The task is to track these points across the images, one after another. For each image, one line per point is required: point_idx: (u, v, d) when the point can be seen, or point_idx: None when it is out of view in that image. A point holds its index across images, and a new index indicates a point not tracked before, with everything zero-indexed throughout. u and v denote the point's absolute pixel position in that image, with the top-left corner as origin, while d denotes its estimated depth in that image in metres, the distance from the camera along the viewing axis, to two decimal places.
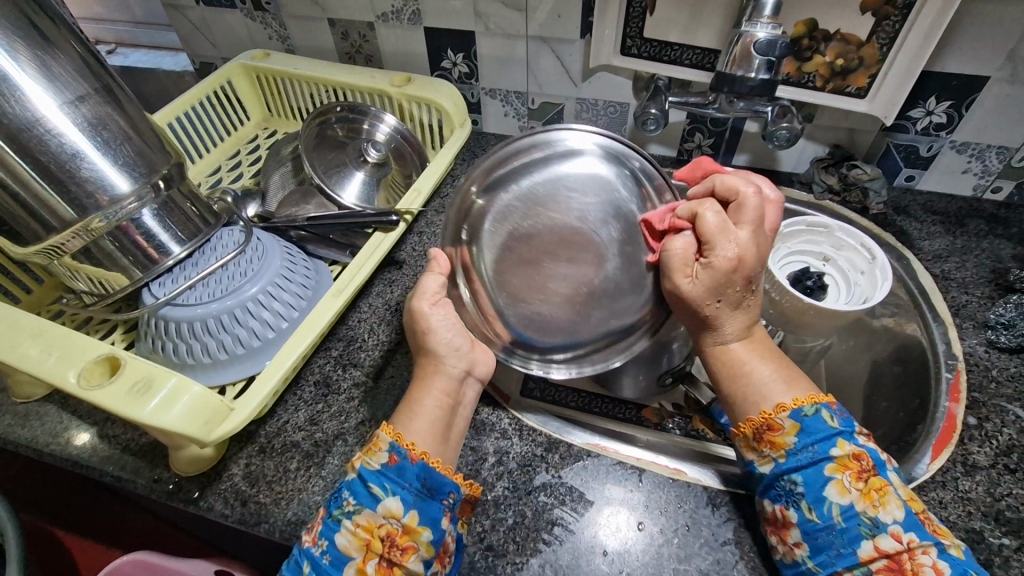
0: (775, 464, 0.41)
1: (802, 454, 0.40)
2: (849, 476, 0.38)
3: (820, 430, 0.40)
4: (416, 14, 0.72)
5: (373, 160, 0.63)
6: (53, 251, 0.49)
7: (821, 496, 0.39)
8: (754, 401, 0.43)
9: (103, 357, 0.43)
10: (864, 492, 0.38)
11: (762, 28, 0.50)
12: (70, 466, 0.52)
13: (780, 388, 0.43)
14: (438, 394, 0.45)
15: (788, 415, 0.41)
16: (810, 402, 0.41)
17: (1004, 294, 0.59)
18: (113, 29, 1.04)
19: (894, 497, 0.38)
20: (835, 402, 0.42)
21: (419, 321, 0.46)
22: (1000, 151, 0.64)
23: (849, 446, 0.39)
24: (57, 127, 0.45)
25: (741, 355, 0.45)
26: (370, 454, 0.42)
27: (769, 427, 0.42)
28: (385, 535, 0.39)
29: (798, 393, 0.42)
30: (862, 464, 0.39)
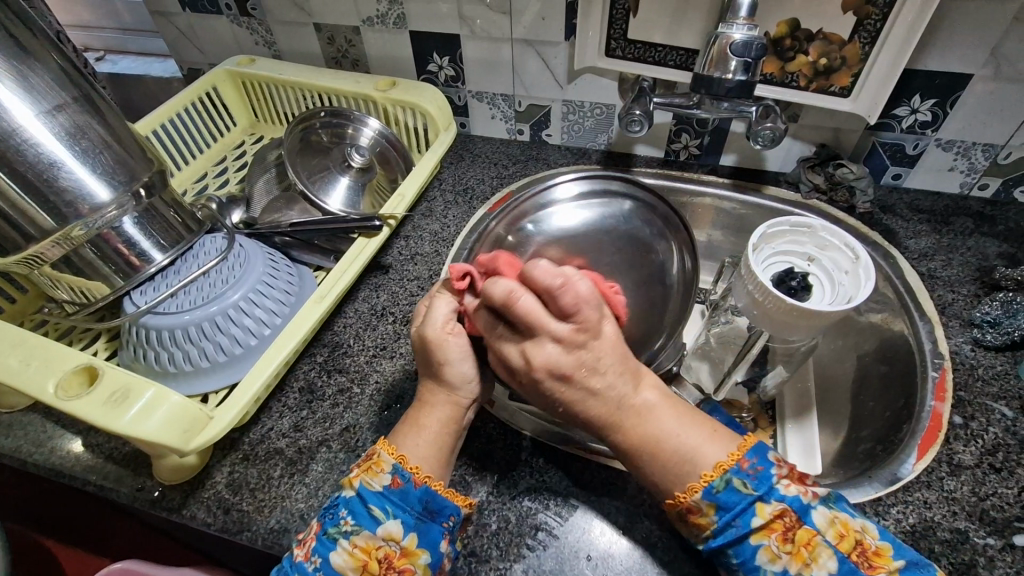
0: (706, 544, 0.39)
1: (727, 531, 0.38)
2: (775, 540, 0.38)
3: (735, 502, 0.38)
4: (401, 18, 0.72)
5: (358, 164, 0.64)
6: (33, 260, 0.48)
7: (755, 566, 0.38)
8: (681, 469, 0.40)
9: (81, 367, 0.42)
10: (794, 553, 0.37)
11: (738, 29, 0.50)
12: (54, 476, 0.52)
13: (708, 449, 0.40)
14: (443, 419, 0.45)
15: (699, 497, 0.39)
16: (719, 474, 0.39)
17: (990, 292, 0.59)
18: (101, 36, 1.04)
19: (824, 548, 0.37)
20: (745, 459, 0.39)
21: (436, 353, 0.44)
22: (986, 148, 0.64)
23: (769, 509, 0.38)
24: (35, 136, 0.45)
25: (649, 437, 0.40)
26: (372, 475, 0.42)
27: (687, 511, 0.39)
28: (384, 557, 0.40)
29: (704, 465, 0.39)
30: (785, 523, 0.38)
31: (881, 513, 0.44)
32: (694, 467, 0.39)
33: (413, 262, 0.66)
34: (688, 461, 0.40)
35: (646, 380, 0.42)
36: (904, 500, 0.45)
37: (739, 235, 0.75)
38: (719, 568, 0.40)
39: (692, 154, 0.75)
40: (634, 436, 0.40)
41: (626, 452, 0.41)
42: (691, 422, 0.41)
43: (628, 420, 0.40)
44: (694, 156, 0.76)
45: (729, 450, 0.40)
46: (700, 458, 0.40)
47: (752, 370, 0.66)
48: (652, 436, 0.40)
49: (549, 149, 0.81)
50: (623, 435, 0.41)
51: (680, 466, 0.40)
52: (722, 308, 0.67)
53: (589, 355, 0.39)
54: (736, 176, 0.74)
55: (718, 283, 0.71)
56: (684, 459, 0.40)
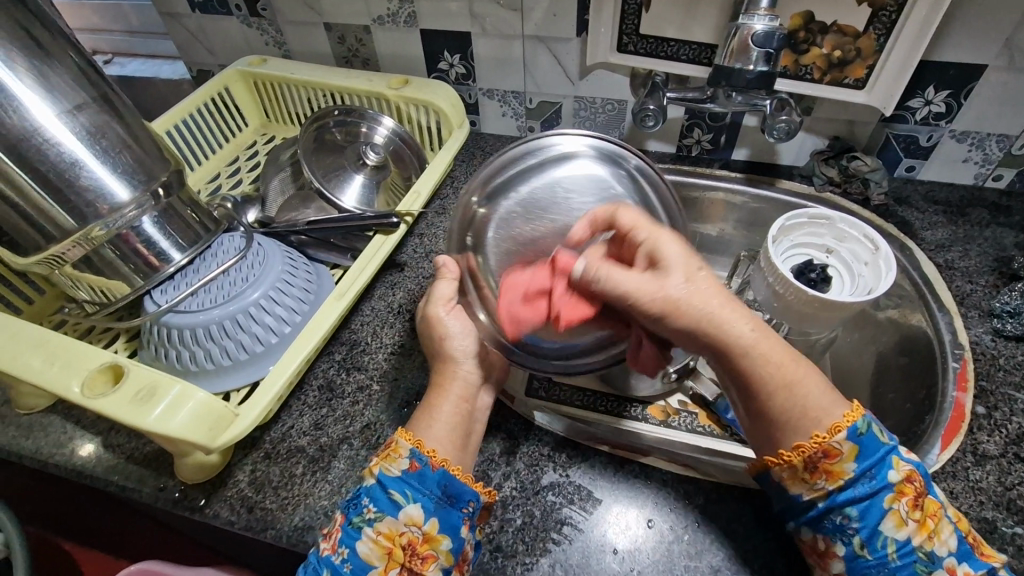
0: (828, 498, 0.38)
1: (863, 483, 0.37)
2: (905, 505, 0.37)
3: (878, 453, 0.37)
4: (412, 16, 0.72)
5: (372, 162, 0.64)
6: (54, 260, 0.49)
7: (877, 530, 0.37)
8: (809, 418, 0.38)
9: (106, 365, 0.42)
10: (921, 523, 0.37)
11: (759, 20, 0.50)
12: (75, 476, 0.52)
13: (811, 411, 0.38)
14: (455, 399, 0.46)
15: (846, 438, 0.37)
16: (863, 417, 0.38)
17: (1008, 283, 0.59)
18: (109, 39, 1.04)
19: (947, 523, 0.37)
20: (890, 420, 0.40)
21: (435, 327, 0.48)
22: (1001, 139, 0.64)
23: (904, 469, 0.37)
24: (55, 136, 0.45)
25: (782, 381, 0.38)
26: (390, 461, 0.41)
27: (825, 454, 0.37)
28: (407, 543, 0.40)
29: (835, 417, 0.38)
30: (916, 489, 0.37)
31: None
32: (822, 420, 0.38)
33: (429, 259, 0.66)
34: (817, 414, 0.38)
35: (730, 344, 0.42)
36: None
37: (752, 229, 0.75)
38: (820, 531, 0.38)
39: (704, 149, 0.75)
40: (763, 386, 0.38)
41: (764, 398, 0.38)
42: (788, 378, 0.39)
43: (753, 368, 0.38)
44: (706, 151, 0.76)
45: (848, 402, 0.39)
46: (828, 412, 0.38)
47: None
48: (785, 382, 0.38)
49: None
50: (760, 381, 0.38)
51: (812, 418, 0.38)
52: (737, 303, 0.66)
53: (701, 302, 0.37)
54: (749, 170, 0.74)
55: (732, 278, 0.71)
56: (814, 407, 0.38)
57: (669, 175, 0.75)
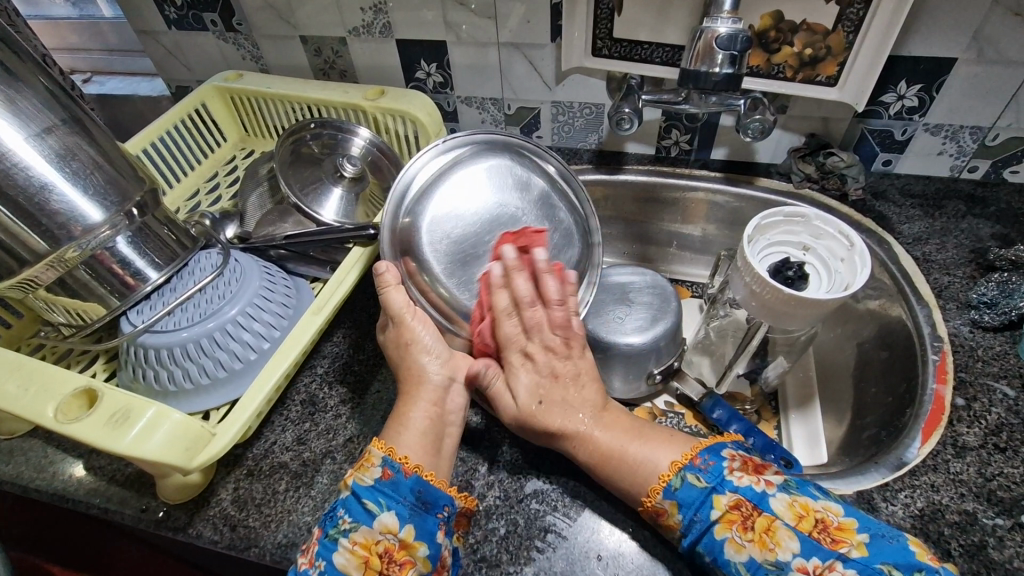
0: (683, 544, 0.42)
1: (693, 528, 0.41)
2: (737, 531, 0.40)
3: (694, 498, 0.41)
4: (387, 27, 0.72)
5: (349, 174, 0.63)
6: (28, 284, 0.48)
7: (725, 559, 0.40)
8: (636, 480, 0.43)
9: (80, 390, 0.42)
10: (755, 540, 0.39)
11: (723, 22, 0.50)
12: (57, 501, 0.52)
13: (656, 455, 0.44)
14: (425, 404, 0.47)
15: (662, 498, 0.42)
16: (675, 472, 0.43)
17: (986, 273, 0.59)
18: (87, 58, 1.04)
19: (783, 530, 0.39)
20: (698, 457, 0.43)
21: (404, 333, 0.49)
22: (974, 130, 0.64)
23: (724, 500, 0.41)
24: (26, 160, 0.45)
25: (609, 446, 0.45)
26: (363, 471, 0.42)
27: (656, 514, 0.42)
28: (383, 551, 0.40)
29: (662, 467, 0.43)
30: (743, 512, 0.40)
31: (888, 498, 0.45)
32: (646, 480, 0.43)
33: None
34: (643, 469, 0.44)
35: (608, 415, 0.48)
36: (911, 484, 0.45)
37: (733, 228, 0.76)
38: (701, 569, 0.42)
39: (683, 149, 0.76)
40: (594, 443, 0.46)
41: (594, 463, 0.45)
42: (647, 441, 0.46)
43: (588, 433, 0.46)
44: (685, 151, 0.76)
45: (680, 452, 0.44)
46: (653, 468, 0.44)
47: (753, 362, 0.66)
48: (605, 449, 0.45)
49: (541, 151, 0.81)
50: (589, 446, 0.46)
51: (638, 474, 0.44)
52: (721, 302, 0.66)
53: (573, 367, 0.50)
54: (727, 169, 0.74)
55: (715, 276, 0.71)
56: (641, 470, 0.44)
57: (649, 176, 0.75)
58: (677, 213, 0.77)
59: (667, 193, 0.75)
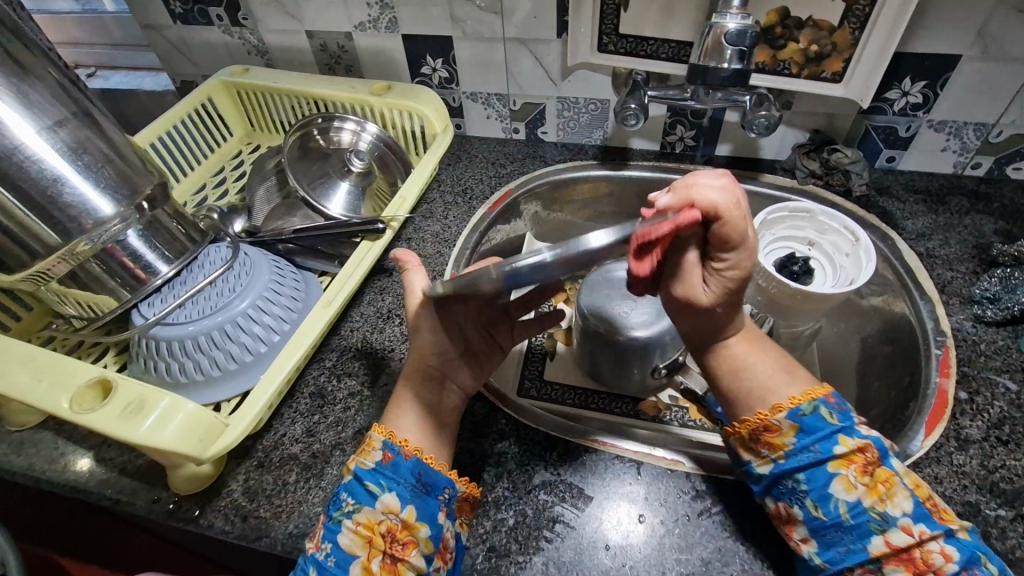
0: (774, 465, 0.41)
1: (807, 454, 0.41)
2: (854, 471, 0.40)
3: (822, 428, 0.41)
4: (393, 22, 0.73)
5: (358, 169, 0.64)
6: (40, 277, 0.49)
7: (828, 493, 0.40)
8: (763, 393, 0.42)
9: (94, 380, 0.43)
10: (870, 486, 0.39)
11: (731, 18, 0.50)
12: (68, 492, 0.52)
13: (781, 382, 0.43)
14: (422, 390, 0.48)
15: (785, 416, 0.41)
16: (809, 400, 0.42)
17: (989, 269, 0.59)
18: (91, 52, 1.04)
19: (900, 488, 0.39)
20: (833, 395, 0.42)
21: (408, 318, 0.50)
22: (978, 127, 0.65)
23: (852, 441, 0.40)
24: (38, 154, 0.45)
25: (743, 357, 0.43)
26: (364, 455, 0.44)
27: (766, 428, 0.42)
28: (386, 531, 0.41)
29: (794, 390, 0.42)
30: (867, 457, 0.40)
31: None
32: (771, 396, 0.42)
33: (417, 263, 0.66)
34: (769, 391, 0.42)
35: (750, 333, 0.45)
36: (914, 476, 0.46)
37: None
38: (777, 497, 0.41)
39: (688, 145, 0.76)
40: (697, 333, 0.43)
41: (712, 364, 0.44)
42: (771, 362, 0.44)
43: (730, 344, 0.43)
44: (690, 147, 0.76)
45: (814, 386, 0.43)
46: (774, 392, 0.42)
47: None
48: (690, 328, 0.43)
49: (546, 146, 0.81)
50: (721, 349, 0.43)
51: (765, 391, 0.43)
52: None
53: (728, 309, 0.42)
54: (732, 166, 0.75)
55: None
56: (759, 387, 0.43)
57: (654, 172, 0.75)
58: None
59: None
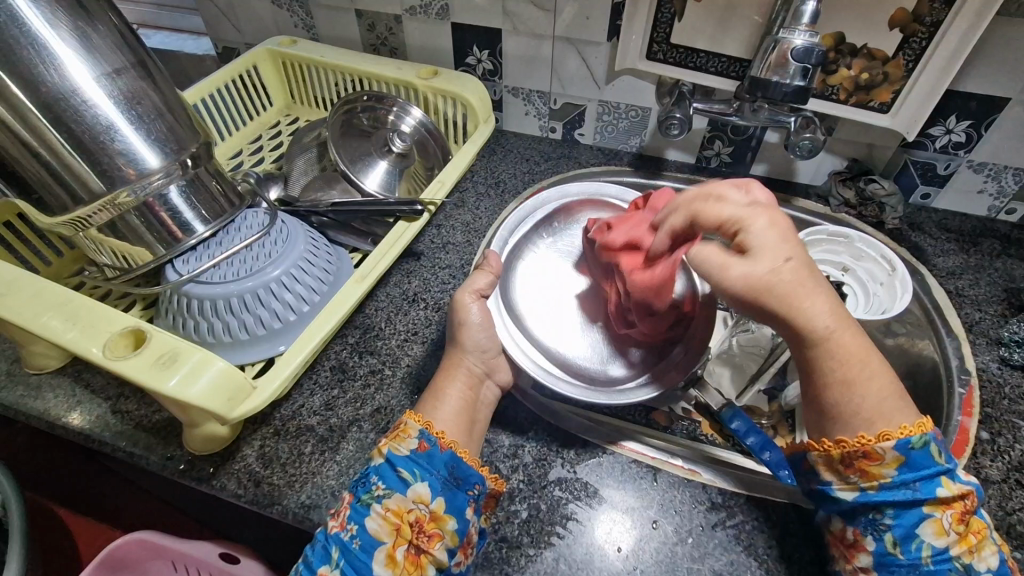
0: (862, 495, 0.38)
1: (904, 490, 0.37)
2: (949, 517, 0.36)
3: (928, 467, 0.37)
4: (444, 9, 0.73)
5: (398, 150, 0.64)
6: (80, 222, 0.49)
7: (913, 532, 0.36)
8: (868, 420, 0.38)
9: (128, 329, 0.43)
10: (962, 535, 0.36)
11: (799, 35, 0.51)
12: (82, 440, 0.52)
13: (891, 406, 0.38)
14: (462, 384, 0.48)
15: (892, 447, 0.37)
16: (921, 433, 0.37)
17: (1017, 313, 0.59)
18: (136, 10, 1.05)
19: (990, 542, 0.37)
20: (944, 433, 0.38)
21: (459, 313, 0.50)
22: (1017, 172, 0.65)
23: (956, 486, 0.37)
24: (92, 99, 0.45)
25: (857, 352, 0.38)
26: (399, 441, 0.43)
27: (866, 455, 0.38)
28: (414, 520, 0.41)
29: (905, 420, 0.38)
30: (965, 505, 0.37)
31: None
32: (879, 423, 0.38)
33: (445, 250, 0.66)
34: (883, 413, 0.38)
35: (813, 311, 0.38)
36: None
37: None
38: (855, 523, 0.39)
39: (724, 161, 0.76)
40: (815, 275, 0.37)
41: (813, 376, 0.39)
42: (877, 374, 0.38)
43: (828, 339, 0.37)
44: (726, 164, 0.76)
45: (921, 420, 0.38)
46: (886, 418, 0.38)
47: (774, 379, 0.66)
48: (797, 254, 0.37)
49: (581, 148, 0.82)
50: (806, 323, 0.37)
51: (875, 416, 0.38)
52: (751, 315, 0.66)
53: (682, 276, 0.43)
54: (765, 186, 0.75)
55: None
56: (872, 410, 0.38)
57: (687, 185, 0.76)
58: None
59: None
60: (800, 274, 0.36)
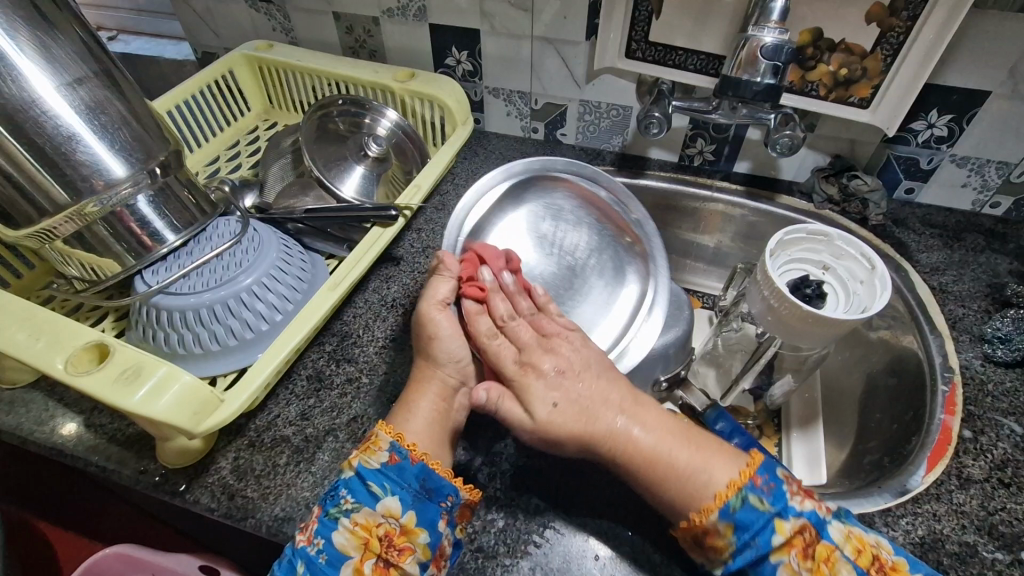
0: (725, 567, 0.40)
1: (746, 551, 0.40)
2: (795, 556, 0.39)
3: (754, 520, 0.40)
4: (421, 11, 0.72)
5: (374, 154, 0.64)
6: (46, 234, 0.48)
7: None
8: (690, 497, 0.41)
9: (92, 343, 0.42)
10: (813, 569, 0.39)
11: (770, 32, 0.50)
12: (55, 455, 0.51)
13: (710, 473, 0.41)
14: (433, 396, 0.46)
15: (717, 518, 0.40)
16: (735, 492, 0.40)
17: (1001, 308, 0.59)
18: (115, 16, 1.04)
19: (842, 562, 0.38)
20: (760, 476, 0.41)
21: (427, 326, 0.48)
22: (1000, 166, 0.64)
23: (788, 525, 0.39)
24: (54, 109, 0.44)
25: (649, 447, 0.42)
26: (370, 454, 0.42)
27: (705, 533, 0.40)
28: (383, 534, 0.40)
29: (719, 485, 0.41)
30: (804, 537, 0.39)
31: (890, 523, 0.44)
32: (698, 499, 0.41)
33: (425, 255, 0.66)
34: (702, 484, 0.41)
35: (645, 411, 0.44)
36: (913, 512, 0.45)
37: (748, 242, 0.76)
38: None
39: (707, 160, 0.75)
40: (603, 429, 0.43)
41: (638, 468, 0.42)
42: (693, 446, 0.43)
43: (633, 436, 0.43)
44: (709, 162, 0.76)
45: (742, 465, 0.42)
46: (711, 481, 0.41)
47: (760, 379, 0.66)
48: (577, 411, 0.43)
49: (563, 148, 0.81)
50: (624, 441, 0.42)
51: (693, 482, 0.41)
52: (733, 315, 0.66)
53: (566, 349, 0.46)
54: (749, 183, 0.74)
55: (728, 289, 0.71)
56: (697, 487, 0.41)
57: (670, 184, 0.75)
58: (693, 224, 0.77)
59: (687, 202, 0.75)
60: (576, 433, 0.42)
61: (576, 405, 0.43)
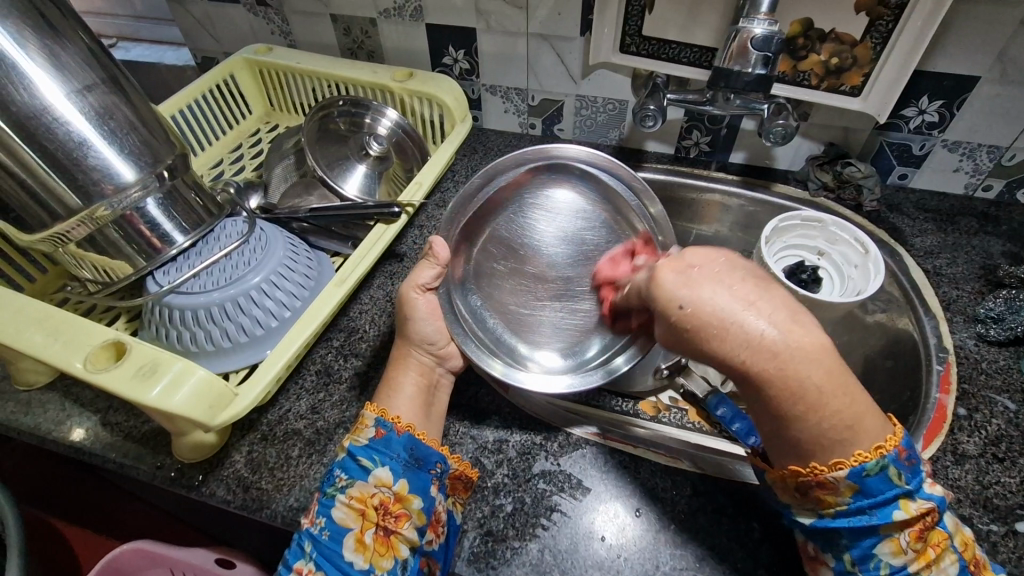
0: (821, 521, 0.37)
1: (860, 517, 0.35)
2: (909, 535, 0.35)
3: (885, 491, 0.35)
4: (418, 11, 0.73)
5: (375, 153, 0.65)
6: (59, 238, 0.49)
7: (871, 553, 0.36)
8: (817, 444, 0.35)
9: (109, 341, 0.43)
10: (921, 552, 0.35)
11: (759, 24, 0.51)
12: (72, 454, 0.53)
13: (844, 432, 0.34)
14: (414, 373, 0.50)
15: (846, 476, 0.35)
16: (877, 457, 0.35)
17: (994, 289, 0.60)
18: (114, 23, 1.05)
19: (950, 552, 0.36)
20: (909, 450, 0.35)
21: (405, 307, 0.51)
22: (992, 150, 0.65)
23: (915, 506, 0.35)
24: (64, 116, 0.46)
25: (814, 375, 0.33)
26: (358, 432, 0.45)
27: (821, 486, 0.35)
28: (379, 503, 0.42)
29: (862, 446, 0.35)
30: (926, 523, 0.35)
31: None
32: (827, 452, 0.35)
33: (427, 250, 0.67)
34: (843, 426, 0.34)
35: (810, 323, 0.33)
36: None
37: (746, 232, 0.77)
38: (814, 541, 0.38)
39: (703, 151, 0.77)
40: (738, 336, 0.33)
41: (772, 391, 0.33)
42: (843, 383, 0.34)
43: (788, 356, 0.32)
44: (704, 153, 0.77)
45: (887, 435, 0.35)
46: (855, 440, 0.34)
47: None
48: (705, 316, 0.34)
49: (561, 144, 0.82)
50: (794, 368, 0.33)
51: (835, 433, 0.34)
52: None
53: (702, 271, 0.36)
54: (745, 173, 0.76)
55: None
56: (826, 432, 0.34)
57: (667, 175, 0.76)
58: (691, 214, 0.78)
59: (684, 193, 0.76)
60: (705, 336, 0.34)
61: (713, 309, 0.34)
